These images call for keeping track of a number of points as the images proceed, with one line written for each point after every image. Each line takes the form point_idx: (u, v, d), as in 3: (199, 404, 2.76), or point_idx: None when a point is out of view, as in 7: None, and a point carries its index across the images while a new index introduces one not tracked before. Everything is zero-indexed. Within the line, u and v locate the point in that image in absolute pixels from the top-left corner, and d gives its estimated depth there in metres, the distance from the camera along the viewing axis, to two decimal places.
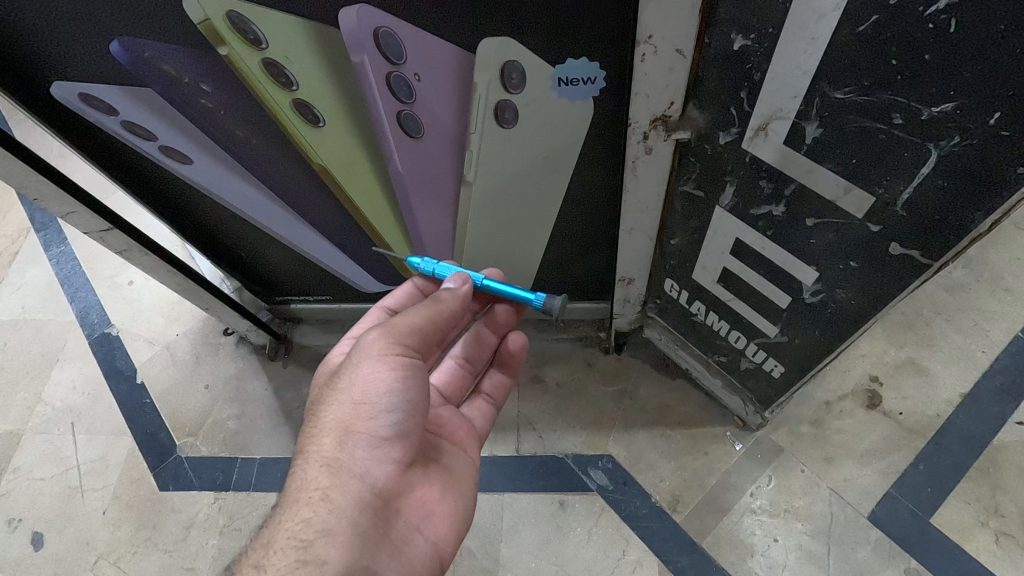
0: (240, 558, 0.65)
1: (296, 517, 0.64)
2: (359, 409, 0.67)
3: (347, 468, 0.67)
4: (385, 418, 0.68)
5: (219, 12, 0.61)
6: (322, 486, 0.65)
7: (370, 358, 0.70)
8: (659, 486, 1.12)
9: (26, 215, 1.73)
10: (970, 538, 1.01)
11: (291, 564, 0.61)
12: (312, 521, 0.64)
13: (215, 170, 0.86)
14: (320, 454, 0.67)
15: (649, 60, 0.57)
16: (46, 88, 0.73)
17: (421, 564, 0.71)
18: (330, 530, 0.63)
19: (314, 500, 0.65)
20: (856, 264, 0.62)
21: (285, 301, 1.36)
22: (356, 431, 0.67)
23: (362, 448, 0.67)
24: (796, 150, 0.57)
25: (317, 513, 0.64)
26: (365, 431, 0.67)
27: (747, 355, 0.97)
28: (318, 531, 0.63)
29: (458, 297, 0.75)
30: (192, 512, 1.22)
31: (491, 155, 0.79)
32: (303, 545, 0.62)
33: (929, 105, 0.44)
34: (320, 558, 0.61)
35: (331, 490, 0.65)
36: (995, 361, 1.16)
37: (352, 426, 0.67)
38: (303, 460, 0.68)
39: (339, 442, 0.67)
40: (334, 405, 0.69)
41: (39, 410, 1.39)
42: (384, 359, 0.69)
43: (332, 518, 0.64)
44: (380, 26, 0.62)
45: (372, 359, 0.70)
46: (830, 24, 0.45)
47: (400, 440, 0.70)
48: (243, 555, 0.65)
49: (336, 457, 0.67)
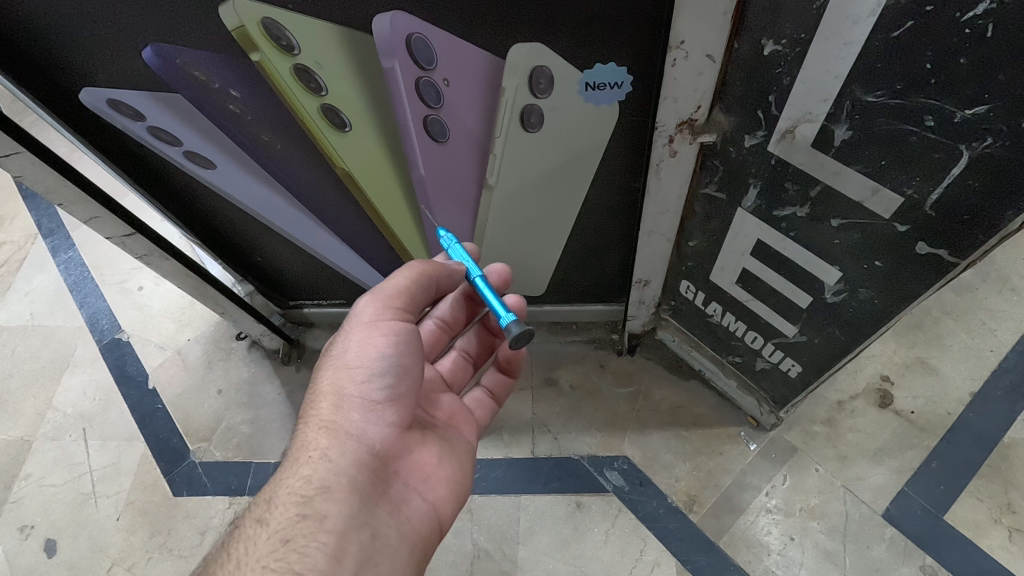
0: (246, 512, 0.67)
1: (297, 475, 0.67)
2: (353, 373, 0.71)
3: (343, 429, 0.69)
4: (377, 381, 0.71)
5: (254, 19, 0.62)
6: (321, 446, 0.68)
7: (362, 325, 0.73)
8: (674, 486, 1.13)
9: (34, 221, 1.73)
10: (984, 535, 1.02)
11: (292, 518, 0.64)
12: (312, 478, 0.66)
13: (238, 175, 0.87)
14: (319, 416, 0.70)
15: (679, 65, 0.58)
16: (75, 94, 0.74)
17: (421, 526, 0.72)
18: (328, 487, 0.66)
19: (313, 460, 0.67)
20: (881, 263, 0.63)
21: (298, 305, 1.36)
22: (350, 394, 0.70)
23: (356, 410, 0.70)
24: (824, 153, 0.58)
25: (316, 471, 0.67)
26: (359, 393, 0.70)
27: (763, 355, 0.98)
28: (317, 488, 0.65)
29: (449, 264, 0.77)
30: (207, 517, 1.22)
31: (514, 158, 0.80)
32: (303, 500, 0.65)
33: (963, 107, 0.45)
34: (319, 512, 0.64)
35: (329, 450, 0.68)
36: (1004, 360, 1.18)
37: (346, 389, 0.71)
38: (305, 423, 0.72)
39: (335, 405, 0.70)
40: (330, 371, 0.72)
41: (50, 416, 1.39)
42: (376, 326, 0.72)
43: (330, 475, 0.66)
44: (413, 32, 0.62)
45: (363, 325, 0.73)
46: (863, 30, 0.47)
47: (394, 403, 0.72)
48: (247, 509, 0.68)
49: (333, 419, 0.70)
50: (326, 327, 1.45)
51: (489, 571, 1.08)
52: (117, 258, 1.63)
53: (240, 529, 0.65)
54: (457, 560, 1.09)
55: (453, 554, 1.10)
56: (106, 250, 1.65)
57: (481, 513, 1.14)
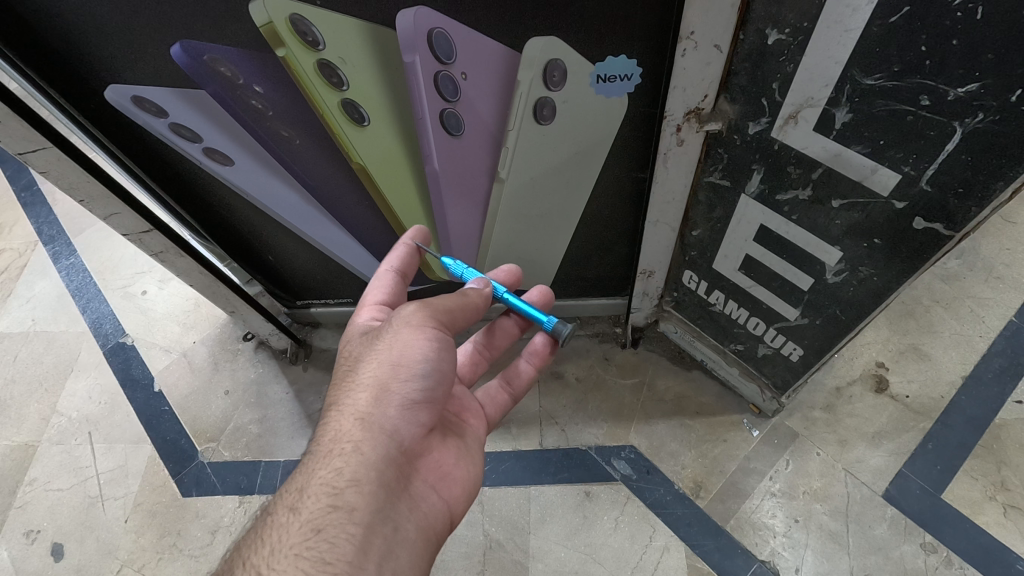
0: (276, 499, 0.67)
1: (328, 466, 0.67)
2: (397, 371, 0.71)
3: (379, 424, 0.69)
4: (419, 383, 0.72)
5: (283, 15, 0.65)
6: (354, 438, 0.68)
7: (408, 327, 0.73)
8: (680, 473, 1.16)
9: (33, 228, 1.73)
10: (980, 512, 1.06)
11: (323, 508, 0.64)
12: (344, 471, 0.66)
13: (256, 171, 0.89)
14: (355, 408, 0.70)
15: (689, 55, 0.62)
16: (101, 92, 0.76)
17: (437, 523, 0.74)
18: (359, 480, 0.66)
19: (347, 451, 0.67)
20: (880, 241, 0.67)
21: (306, 305, 1.38)
22: (392, 391, 0.70)
23: (394, 408, 0.71)
24: (825, 136, 0.62)
25: (349, 463, 0.67)
26: (399, 392, 0.71)
27: (766, 340, 1.01)
28: (348, 480, 0.66)
29: (480, 295, 0.81)
30: (217, 517, 1.22)
31: (526, 151, 0.83)
32: (335, 491, 0.65)
33: (955, 86, 0.49)
34: (350, 504, 0.64)
35: (363, 444, 0.68)
36: (993, 345, 1.22)
37: (387, 385, 0.70)
38: (337, 413, 0.71)
39: (374, 398, 0.70)
40: (372, 365, 0.72)
41: (54, 421, 1.38)
42: (422, 330, 0.73)
43: (362, 469, 0.67)
44: (434, 28, 0.66)
45: (409, 327, 0.73)
46: (862, 17, 0.50)
47: (427, 405, 0.73)
48: (278, 496, 0.68)
49: (369, 413, 0.69)
50: (333, 326, 1.46)
51: (502, 561, 1.09)
52: (120, 263, 1.63)
53: (272, 516, 0.65)
54: (470, 551, 1.11)
55: (466, 545, 1.11)
56: (108, 256, 1.66)
57: (492, 504, 1.16)
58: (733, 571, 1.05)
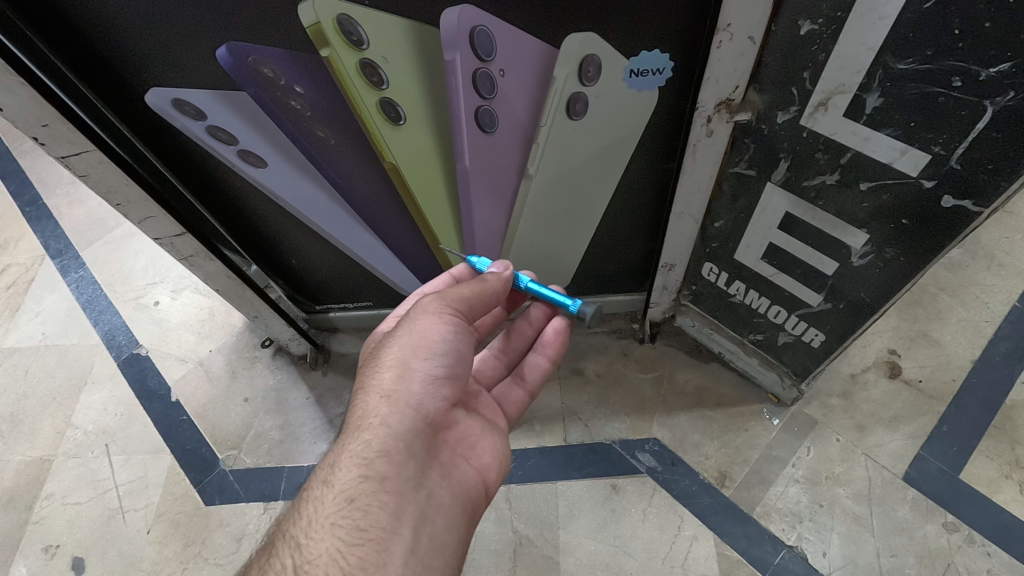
0: (310, 477, 0.69)
1: (357, 440, 0.67)
2: (418, 351, 0.72)
3: (403, 399, 0.70)
4: (440, 361, 0.73)
5: (331, 15, 0.67)
6: (381, 414, 0.68)
7: (426, 312, 0.75)
8: (705, 464, 1.18)
9: (40, 242, 1.72)
10: (998, 490, 1.09)
11: (355, 479, 0.64)
12: (373, 443, 0.67)
13: (288, 172, 0.90)
14: (381, 386, 0.71)
15: (724, 46, 0.65)
16: (142, 95, 0.77)
17: (470, 489, 0.73)
18: (388, 451, 0.66)
19: (374, 426, 0.68)
20: (907, 221, 0.70)
21: (325, 309, 1.39)
22: (413, 368, 0.71)
23: (417, 384, 0.71)
24: (856, 120, 0.65)
25: (377, 435, 0.67)
26: (422, 369, 0.71)
27: (787, 328, 1.04)
28: (377, 452, 0.66)
29: (501, 279, 0.81)
30: (242, 524, 1.21)
31: (556, 146, 0.85)
32: (365, 463, 0.65)
33: (987, 66, 0.52)
34: (380, 474, 0.65)
35: (390, 418, 0.68)
36: (999, 329, 1.26)
37: (410, 363, 0.71)
38: (363, 392, 0.72)
39: (398, 376, 0.71)
40: (393, 348, 0.73)
41: (69, 435, 1.36)
42: (439, 315, 0.74)
43: (390, 441, 0.67)
44: (478, 25, 0.68)
45: (428, 312, 0.75)
46: (897, 5, 0.54)
47: (450, 380, 0.74)
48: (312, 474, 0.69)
49: (394, 390, 0.70)
50: (351, 331, 1.47)
51: (533, 556, 1.10)
52: (131, 275, 1.63)
53: (307, 491, 0.67)
54: (501, 548, 1.11)
55: (496, 543, 1.12)
56: (118, 268, 1.65)
57: (519, 501, 1.17)
58: (762, 558, 1.06)
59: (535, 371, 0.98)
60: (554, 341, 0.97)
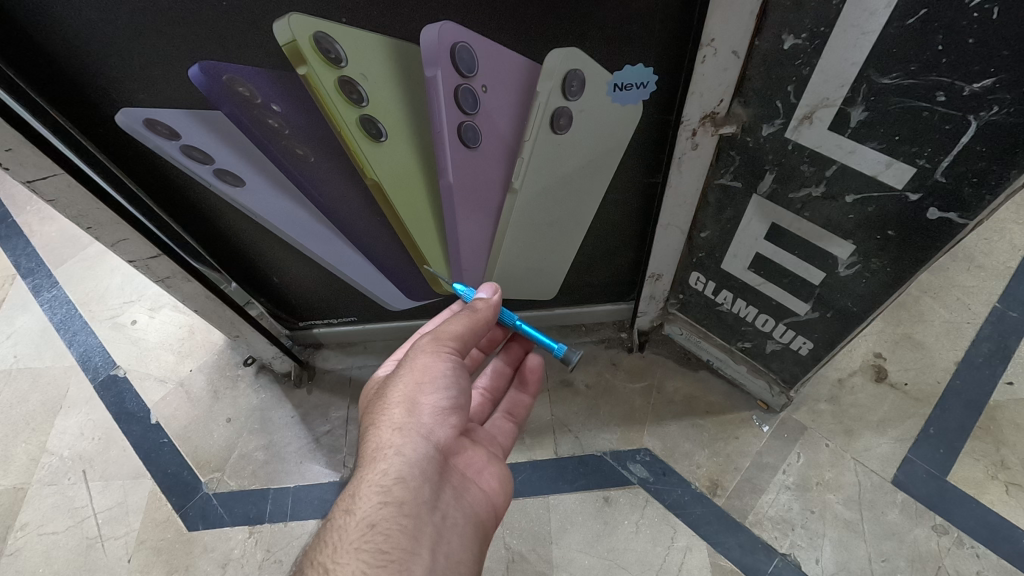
0: (330, 508, 0.67)
1: (373, 469, 0.66)
2: (423, 385, 0.71)
3: (415, 427, 0.69)
4: (446, 394, 0.72)
5: (307, 32, 0.65)
6: (395, 443, 0.67)
7: (428, 351, 0.74)
8: (696, 473, 1.17)
9: (11, 262, 1.66)
10: (985, 491, 1.10)
11: (375, 505, 0.63)
12: (390, 470, 0.65)
13: (267, 190, 0.88)
14: (391, 419, 0.69)
15: (708, 61, 0.65)
16: (112, 115, 0.75)
17: (483, 511, 0.72)
18: (405, 477, 0.65)
19: (390, 455, 0.66)
20: (893, 233, 0.70)
21: (308, 325, 1.36)
22: (421, 401, 0.70)
23: (427, 415, 0.70)
24: (840, 134, 0.65)
25: (392, 464, 0.65)
26: (429, 402, 0.71)
27: (775, 336, 1.04)
28: (395, 478, 0.64)
29: (490, 306, 0.80)
30: (227, 549, 1.18)
31: (541, 160, 0.84)
32: (383, 488, 0.64)
33: (971, 82, 0.52)
34: (399, 498, 0.63)
35: (404, 447, 0.67)
36: (980, 330, 1.28)
37: (417, 397, 0.70)
38: (373, 427, 0.70)
39: (407, 409, 0.70)
40: (398, 386, 0.72)
41: (45, 461, 1.32)
42: (440, 354, 0.74)
43: (406, 467, 0.65)
44: (459, 42, 0.67)
45: (430, 350, 0.74)
46: (880, 20, 0.54)
47: (457, 410, 0.73)
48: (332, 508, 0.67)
49: (406, 422, 0.69)
50: (336, 346, 1.44)
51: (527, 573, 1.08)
52: (107, 293, 1.58)
53: (329, 521, 0.65)
54: (493, 566, 1.10)
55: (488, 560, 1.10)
56: (93, 287, 1.60)
57: (511, 516, 1.15)
58: (755, 566, 1.06)
59: (521, 405, 1.00)
60: (534, 375, 0.99)
